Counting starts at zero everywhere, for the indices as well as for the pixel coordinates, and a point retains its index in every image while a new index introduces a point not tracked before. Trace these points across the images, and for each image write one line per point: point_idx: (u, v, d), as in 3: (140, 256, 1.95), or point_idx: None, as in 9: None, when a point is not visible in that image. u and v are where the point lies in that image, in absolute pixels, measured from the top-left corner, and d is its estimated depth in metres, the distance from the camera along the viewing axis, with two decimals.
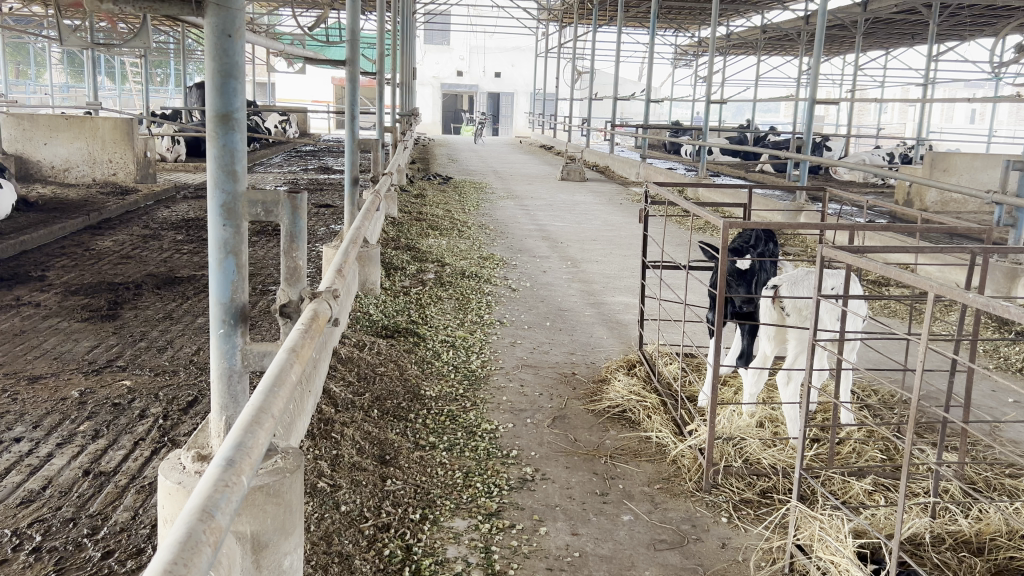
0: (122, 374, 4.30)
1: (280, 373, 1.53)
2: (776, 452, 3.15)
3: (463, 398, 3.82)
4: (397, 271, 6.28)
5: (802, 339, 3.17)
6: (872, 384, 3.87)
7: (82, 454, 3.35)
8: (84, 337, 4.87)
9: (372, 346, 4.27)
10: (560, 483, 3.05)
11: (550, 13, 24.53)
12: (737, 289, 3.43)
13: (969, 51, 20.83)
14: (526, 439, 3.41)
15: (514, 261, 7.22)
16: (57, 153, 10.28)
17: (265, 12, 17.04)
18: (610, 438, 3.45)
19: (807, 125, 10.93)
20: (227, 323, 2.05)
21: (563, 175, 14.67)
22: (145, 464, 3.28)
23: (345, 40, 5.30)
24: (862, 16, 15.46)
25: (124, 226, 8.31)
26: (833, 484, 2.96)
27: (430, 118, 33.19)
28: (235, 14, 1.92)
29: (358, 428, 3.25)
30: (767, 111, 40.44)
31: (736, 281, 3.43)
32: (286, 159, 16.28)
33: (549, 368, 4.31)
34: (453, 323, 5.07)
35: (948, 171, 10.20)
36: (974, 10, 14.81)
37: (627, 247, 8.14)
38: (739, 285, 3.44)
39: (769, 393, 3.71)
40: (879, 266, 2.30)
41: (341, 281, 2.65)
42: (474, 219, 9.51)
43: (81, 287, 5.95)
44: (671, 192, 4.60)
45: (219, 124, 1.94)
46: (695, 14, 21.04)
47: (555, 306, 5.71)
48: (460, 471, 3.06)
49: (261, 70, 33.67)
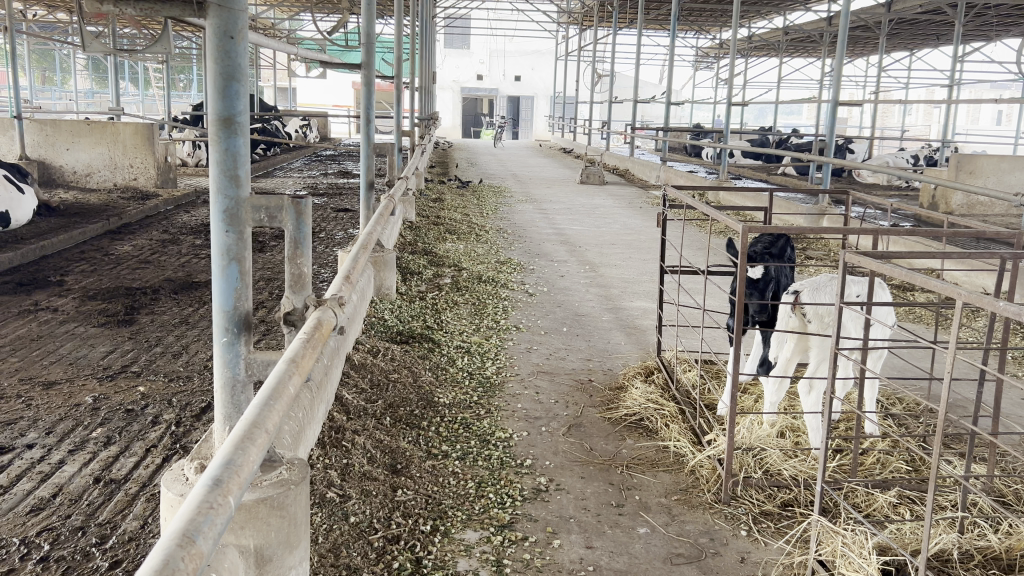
0: (136, 379, 4.28)
1: (278, 384, 1.48)
2: (797, 462, 3.06)
3: (478, 405, 3.77)
4: (413, 276, 6.24)
5: (823, 347, 3.11)
6: (897, 393, 3.77)
7: (93, 461, 3.32)
8: (101, 342, 4.87)
9: (385, 352, 4.22)
10: (574, 493, 2.98)
11: (570, 16, 24.49)
12: (752, 298, 3.37)
13: (996, 52, 20.56)
14: (540, 448, 3.34)
15: (532, 265, 7.17)
16: (80, 159, 10.36)
17: (286, 17, 17.11)
18: (626, 447, 3.38)
19: (829, 127, 10.77)
20: (230, 332, 2.01)
21: (583, 179, 14.59)
22: (156, 472, 3.25)
23: (361, 41, 5.22)
24: (886, 18, 15.29)
25: (143, 231, 8.34)
26: (856, 496, 2.87)
27: (450, 122, 33.22)
28: (237, 15, 1.88)
29: (370, 436, 3.20)
30: (789, 114, 40.12)
31: (753, 289, 3.37)
32: (306, 164, 16.34)
33: (566, 375, 4.25)
34: (469, 328, 5.02)
35: (974, 175, 10.02)
36: (1001, 10, 14.58)
37: (646, 250, 8.06)
38: (755, 293, 3.38)
39: (791, 401, 3.63)
40: (903, 272, 2.21)
41: (349, 287, 2.60)
42: (492, 222, 9.46)
43: (99, 292, 5.96)
44: (690, 196, 4.51)
45: (221, 128, 1.89)
46: (716, 16, 20.90)
47: (572, 311, 5.64)
48: (473, 481, 3.00)
49: (282, 75, 33.84)
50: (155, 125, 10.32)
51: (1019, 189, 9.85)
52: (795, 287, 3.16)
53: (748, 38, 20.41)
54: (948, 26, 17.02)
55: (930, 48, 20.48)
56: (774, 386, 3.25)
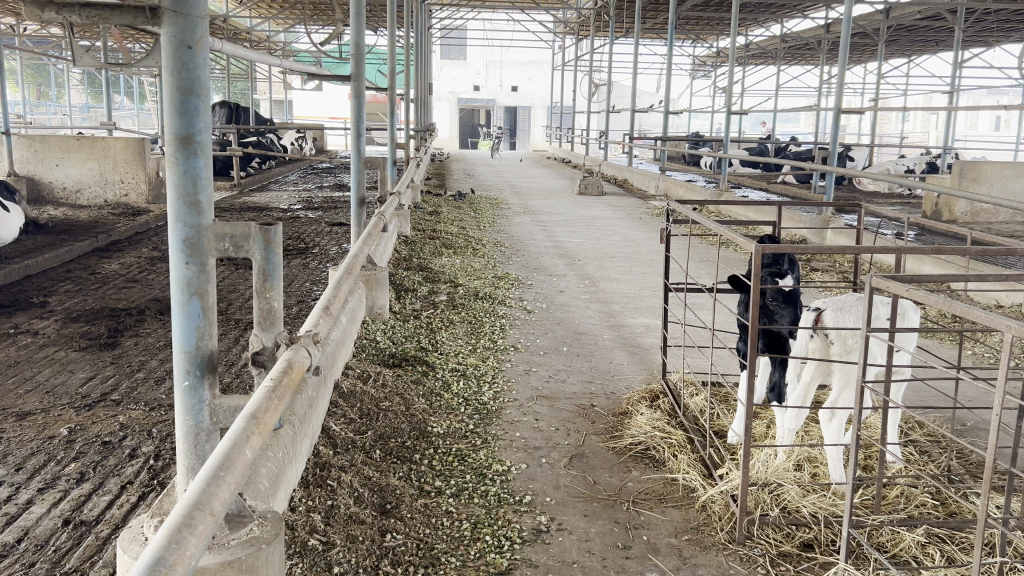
0: (115, 409, 4.06)
1: (232, 449, 1.35)
2: (817, 499, 2.84)
3: (474, 434, 3.55)
4: (408, 293, 6.04)
5: (847, 373, 2.93)
6: (919, 418, 3.58)
7: (63, 501, 3.10)
8: (81, 368, 4.65)
9: (377, 377, 4.01)
10: (577, 534, 2.77)
11: (567, 26, 24.35)
12: (781, 313, 3.26)
13: (996, 59, 20.42)
14: (541, 482, 3.13)
15: (530, 280, 6.97)
16: (69, 175, 10.16)
17: (280, 30, 17.03)
18: (632, 480, 3.17)
19: (832, 135, 10.48)
20: (192, 374, 1.86)
21: (581, 189, 14.39)
22: (130, 512, 3.04)
23: (350, 54, 5.00)
24: (885, 24, 15.12)
25: (132, 248, 8.14)
26: (882, 536, 2.66)
27: (447, 133, 33.09)
28: (196, 23, 1.74)
29: (358, 472, 3.00)
30: (788, 123, 40.03)
31: (782, 304, 3.25)
32: (300, 177, 16.17)
33: (566, 400, 4.02)
34: (465, 350, 4.80)
35: (978, 181, 9.82)
36: (1000, 15, 14.45)
37: (648, 263, 7.86)
38: (787, 309, 3.27)
39: (806, 430, 3.45)
40: (943, 301, 2.04)
41: (327, 321, 2.42)
42: (489, 235, 9.27)
43: (82, 314, 5.75)
44: (695, 209, 4.28)
45: (180, 148, 1.76)
46: (714, 25, 20.79)
47: (572, 329, 5.42)
48: (468, 521, 2.79)
49: (278, 88, 33.91)
50: (146, 139, 10.12)
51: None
52: (817, 306, 2.98)
53: (745, 46, 20.28)
54: (947, 32, 16.91)
55: (929, 54, 20.34)
56: (791, 414, 3.05)
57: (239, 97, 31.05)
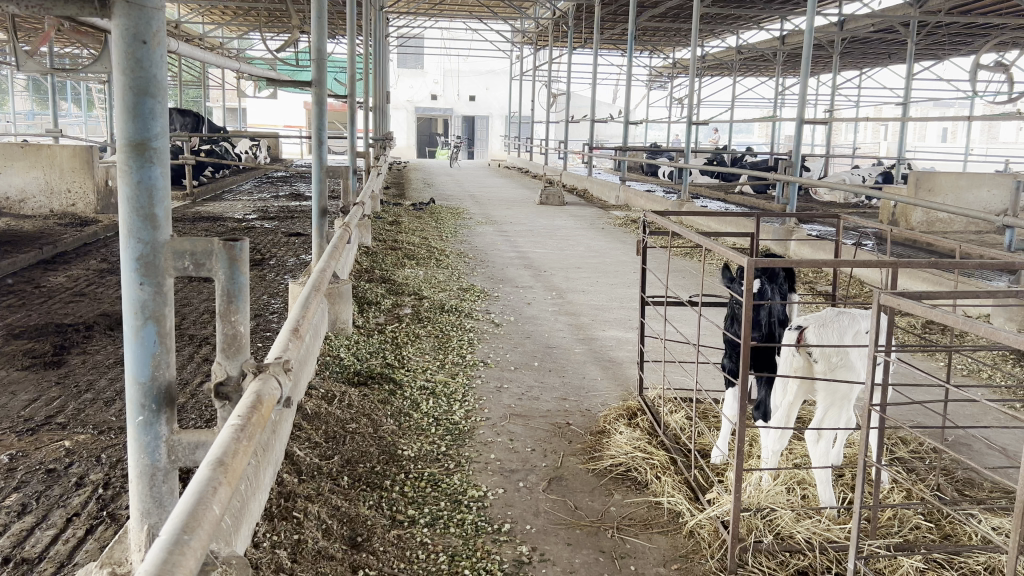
0: (60, 433, 3.78)
1: (197, 505, 1.18)
2: (810, 524, 2.73)
3: (447, 457, 3.37)
4: (371, 307, 5.84)
5: (831, 392, 2.84)
6: (903, 435, 3.52)
7: (2, 537, 2.84)
8: (23, 389, 4.37)
9: (342, 398, 3.81)
10: (561, 565, 2.61)
11: (524, 36, 24.29)
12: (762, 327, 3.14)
13: (945, 72, 20.82)
14: (520, 508, 2.97)
15: (496, 292, 6.81)
16: (12, 184, 9.75)
17: (234, 37, 16.65)
18: (614, 504, 3.03)
19: (794, 145, 10.49)
20: (147, 409, 1.71)
21: (542, 199, 14.27)
22: (77, 547, 2.79)
23: (310, 61, 4.79)
24: (840, 36, 15.26)
25: (80, 260, 7.80)
26: (879, 563, 2.55)
27: (404, 142, 32.79)
28: (152, 15, 1.57)
29: (325, 502, 2.80)
30: (741, 133, 40.50)
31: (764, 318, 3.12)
32: (255, 185, 15.80)
33: (541, 419, 3.87)
34: (433, 365, 4.63)
35: (934, 192, 9.93)
36: (952, 28, 14.68)
37: (613, 274, 7.75)
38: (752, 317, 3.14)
39: (790, 451, 3.34)
40: (956, 319, 1.89)
41: (295, 344, 2.25)
42: (452, 246, 9.08)
43: (25, 330, 5.44)
44: (670, 220, 4.15)
45: (133, 155, 1.59)
46: (671, 35, 20.91)
47: (542, 343, 5.27)
48: (445, 553, 2.62)
49: (232, 95, 33.44)
50: (95, 147, 9.74)
51: (979, 207, 9.82)
52: (798, 322, 2.88)
53: (701, 57, 20.38)
54: (900, 45, 17.17)
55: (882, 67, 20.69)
56: (775, 435, 2.94)
57: (190, 104, 30.46)
